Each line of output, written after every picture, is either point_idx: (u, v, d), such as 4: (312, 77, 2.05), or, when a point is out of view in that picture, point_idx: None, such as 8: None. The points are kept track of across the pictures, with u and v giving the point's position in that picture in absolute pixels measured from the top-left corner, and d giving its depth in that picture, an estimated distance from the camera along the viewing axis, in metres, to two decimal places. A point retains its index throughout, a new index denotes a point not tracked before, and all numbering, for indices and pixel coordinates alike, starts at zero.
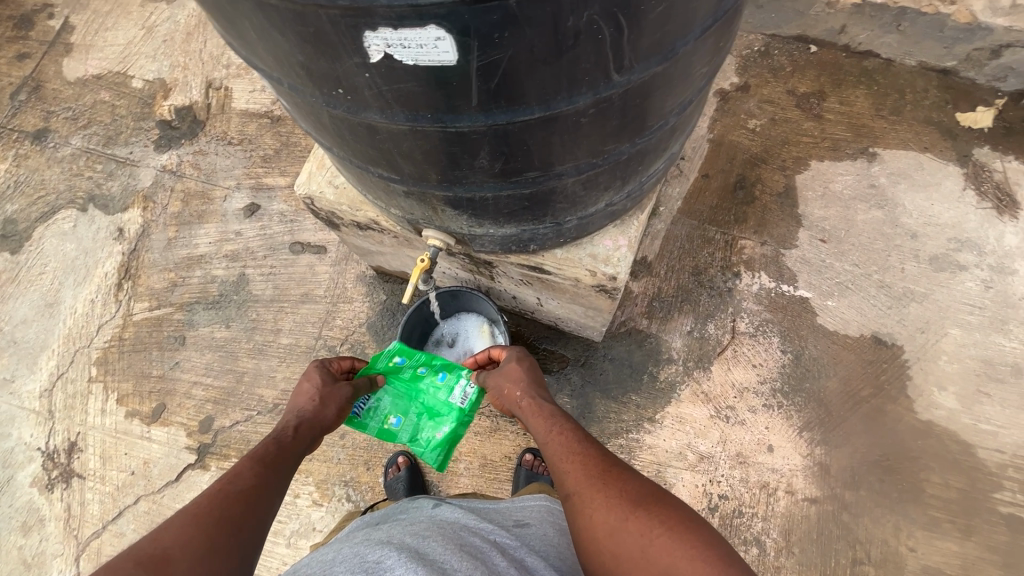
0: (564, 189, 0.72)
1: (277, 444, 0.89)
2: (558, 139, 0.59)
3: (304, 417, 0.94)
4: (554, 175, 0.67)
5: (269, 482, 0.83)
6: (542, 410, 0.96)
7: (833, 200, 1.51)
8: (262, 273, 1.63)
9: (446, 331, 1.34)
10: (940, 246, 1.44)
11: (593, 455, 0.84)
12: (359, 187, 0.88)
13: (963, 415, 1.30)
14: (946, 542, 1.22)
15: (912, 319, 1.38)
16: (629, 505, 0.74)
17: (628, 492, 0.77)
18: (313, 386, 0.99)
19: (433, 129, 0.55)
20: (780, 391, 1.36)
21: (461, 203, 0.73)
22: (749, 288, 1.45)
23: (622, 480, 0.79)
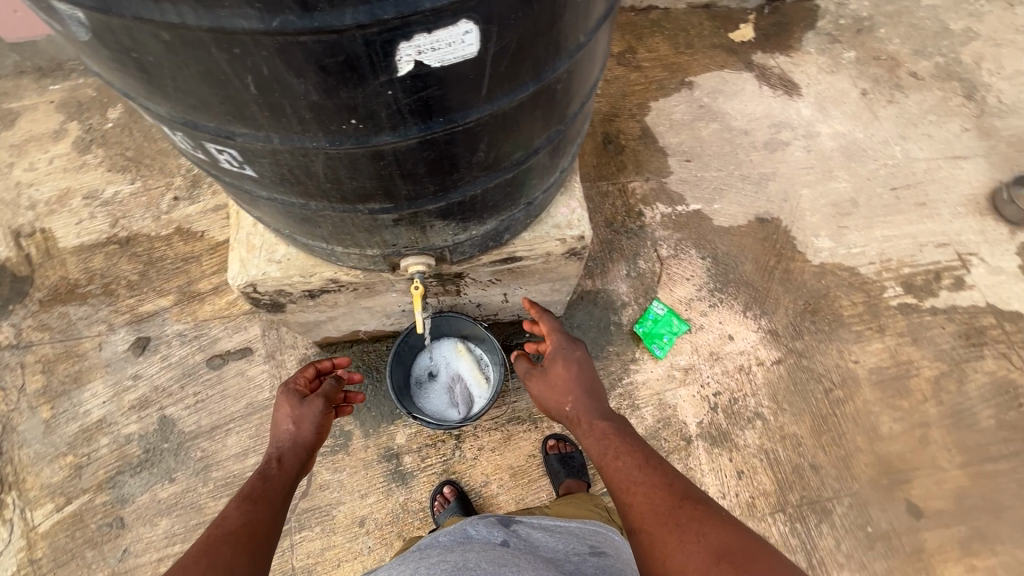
0: (537, 163, 0.77)
1: (262, 479, 0.83)
2: (541, 111, 0.65)
3: (285, 445, 0.90)
4: (533, 152, 0.73)
5: (261, 521, 0.77)
6: (595, 428, 0.93)
7: (679, 127, 1.78)
8: (187, 404, 1.41)
9: (422, 365, 1.32)
10: (766, 134, 1.78)
11: (663, 491, 0.80)
12: (323, 244, 0.83)
13: (840, 247, 1.63)
14: (873, 344, 1.53)
15: (775, 194, 1.69)
16: (711, 556, 0.69)
17: (707, 536, 0.72)
18: (285, 412, 0.94)
19: (444, 133, 0.57)
20: (715, 290, 1.57)
21: (452, 210, 0.75)
22: (654, 219, 1.64)
23: (698, 520, 0.74)
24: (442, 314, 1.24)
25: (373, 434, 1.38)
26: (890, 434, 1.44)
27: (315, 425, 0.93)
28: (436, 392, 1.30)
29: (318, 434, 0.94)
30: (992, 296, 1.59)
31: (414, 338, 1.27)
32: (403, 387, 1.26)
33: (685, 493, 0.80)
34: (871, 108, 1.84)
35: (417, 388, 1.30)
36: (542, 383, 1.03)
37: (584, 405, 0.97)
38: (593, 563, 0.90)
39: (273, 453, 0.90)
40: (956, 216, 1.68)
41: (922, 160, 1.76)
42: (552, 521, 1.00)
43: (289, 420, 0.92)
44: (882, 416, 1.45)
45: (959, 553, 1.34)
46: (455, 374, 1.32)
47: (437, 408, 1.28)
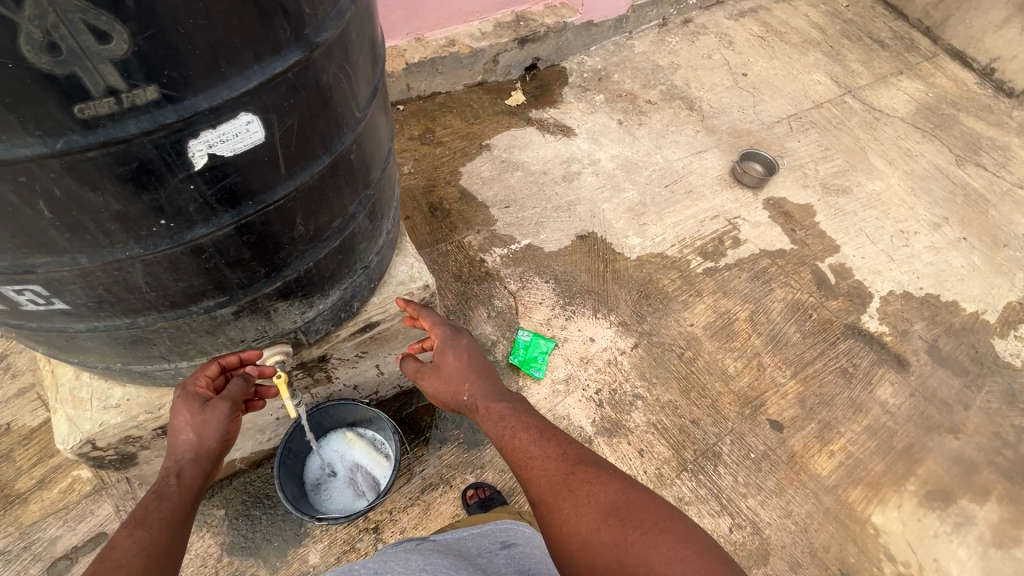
0: (360, 228, 0.86)
1: (157, 503, 0.68)
2: (345, 179, 0.75)
3: (186, 459, 0.74)
4: (352, 217, 0.82)
5: (159, 549, 0.62)
6: (493, 411, 0.97)
7: (491, 182, 2.03)
8: None
9: (316, 468, 1.27)
10: (561, 169, 2.11)
11: (556, 461, 0.87)
12: (163, 365, 0.80)
13: (646, 240, 1.95)
14: (697, 306, 1.83)
15: (584, 214, 1.99)
16: (600, 513, 0.77)
17: (596, 494, 0.80)
18: (185, 415, 0.76)
19: (259, 214, 0.63)
20: (566, 304, 1.76)
21: (292, 287, 0.79)
22: (496, 262, 1.82)
23: (587, 483, 0.82)
24: (315, 409, 1.20)
25: (282, 565, 1.25)
26: (736, 371, 1.71)
27: (225, 429, 0.79)
28: (340, 490, 1.25)
29: (228, 439, 0.80)
30: (761, 243, 2.03)
31: (296, 446, 1.22)
32: (302, 499, 1.19)
33: (577, 459, 0.86)
34: (629, 132, 2.29)
35: (319, 494, 1.24)
36: (435, 382, 1.05)
37: (479, 392, 1.00)
38: (503, 557, 0.94)
39: (170, 468, 0.74)
40: (715, 193, 2.14)
41: (678, 160, 2.23)
42: (466, 530, 1.02)
43: (190, 429, 0.76)
44: (726, 359, 1.73)
45: (818, 445, 1.61)
46: (352, 464, 1.28)
47: (346, 506, 1.22)
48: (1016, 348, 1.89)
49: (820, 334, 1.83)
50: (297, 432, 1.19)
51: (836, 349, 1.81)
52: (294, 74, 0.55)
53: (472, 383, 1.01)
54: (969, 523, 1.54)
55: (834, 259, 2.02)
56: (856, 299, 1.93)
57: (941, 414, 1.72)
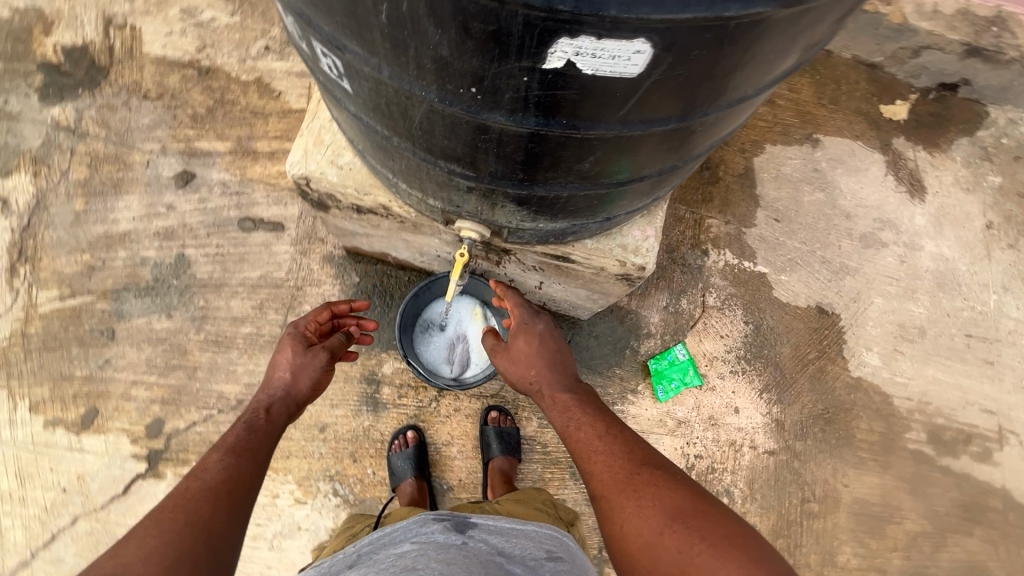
0: (636, 188, 0.70)
1: (247, 431, 0.86)
2: (672, 144, 0.58)
3: (276, 396, 0.95)
4: (640, 178, 0.66)
5: (241, 471, 0.77)
6: (558, 401, 0.95)
7: (784, 181, 1.65)
8: (207, 253, 1.43)
9: (434, 315, 1.30)
10: (868, 225, 1.64)
11: (621, 458, 0.81)
12: (389, 172, 0.79)
13: (885, 370, 1.53)
14: (870, 476, 1.46)
15: (846, 290, 1.58)
16: (663, 516, 0.70)
17: (661, 494, 0.73)
18: (284, 360, 0.98)
19: (562, 136, 0.51)
20: (744, 358, 1.50)
21: (532, 199, 0.69)
22: (716, 264, 1.56)
23: (654, 484, 0.75)
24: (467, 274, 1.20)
25: (364, 353, 1.39)
26: (843, 565, 1.41)
27: (311, 379, 0.98)
28: (439, 348, 1.28)
29: (312, 388, 0.99)
30: (1011, 482, 1.51)
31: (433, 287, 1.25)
32: (408, 331, 1.26)
33: (642, 461, 0.80)
34: (988, 245, 1.68)
35: (422, 338, 1.29)
36: (508, 357, 1.05)
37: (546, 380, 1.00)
38: (549, 568, 0.84)
39: (264, 402, 0.94)
40: (1018, 390, 1.56)
41: (1013, 320, 1.62)
42: (508, 524, 0.91)
43: (285, 372, 0.97)
44: (845, 546, 1.42)
45: None
46: (462, 334, 1.30)
47: (434, 366, 1.27)
48: None
49: None
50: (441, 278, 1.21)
51: None
52: (737, 26, 0.37)
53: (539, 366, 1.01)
54: None
55: None
56: None
57: None
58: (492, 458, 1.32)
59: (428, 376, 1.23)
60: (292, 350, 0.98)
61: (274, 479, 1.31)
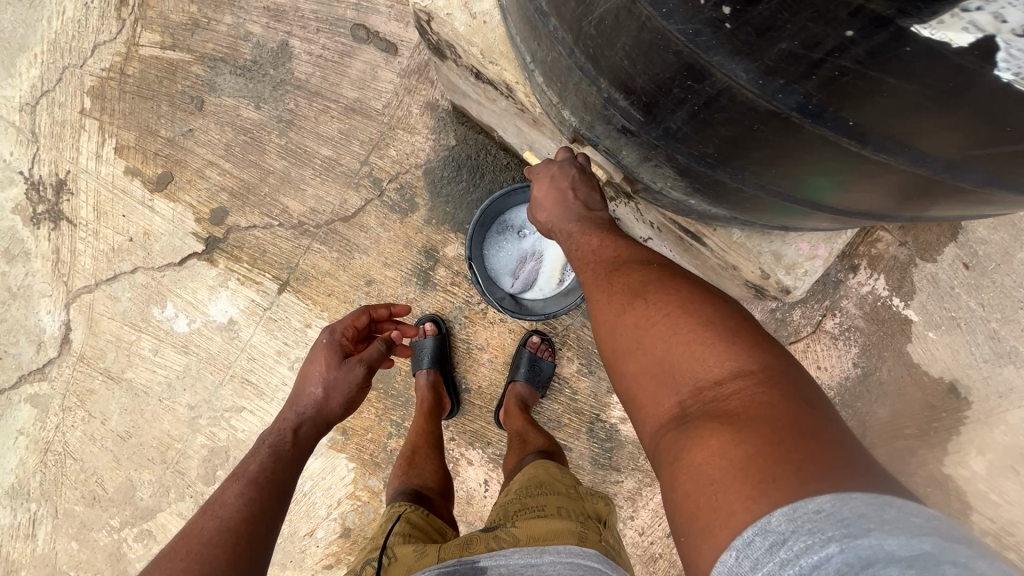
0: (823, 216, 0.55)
1: (271, 455, 0.89)
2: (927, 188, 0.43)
3: (306, 413, 0.96)
4: (845, 208, 0.51)
5: (260, 506, 0.80)
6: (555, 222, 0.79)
7: (1006, 222, 1.25)
8: (312, 53, 1.28)
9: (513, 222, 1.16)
10: None
11: (602, 254, 0.70)
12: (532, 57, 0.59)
13: (985, 484, 1.28)
14: None
15: (999, 380, 1.26)
16: (629, 298, 0.61)
17: (633, 276, 0.63)
18: (317, 374, 0.99)
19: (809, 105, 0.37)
20: (829, 400, 1.29)
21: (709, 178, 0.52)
22: (857, 287, 1.26)
23: (629, 271, 0.64)
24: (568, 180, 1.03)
25: (433, 225, 1.29)
26: None
27: (343, 398, 0.99)
28: (509, 260, 1.16)
29: (344, 407, 1.00)
30: None
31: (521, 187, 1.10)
32: (480, 234, 1.13)
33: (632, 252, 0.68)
34: None
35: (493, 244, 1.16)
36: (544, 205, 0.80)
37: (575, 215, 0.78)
38: None
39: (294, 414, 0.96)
40: None
41: None
42: (521, 562, 0.68)
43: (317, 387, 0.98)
44: None
45: None
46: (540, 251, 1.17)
47: (499, 280, 1.15)
48: None
49: None
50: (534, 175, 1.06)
51: None
52: None
53: (581, 202, 0.77)
54: None
55: None
56: None
57: None
58: (515, 380, 1.25)
59: (489, 289, 1.12)
60: (325, 365, 0.99)
61: (311, 310, 1.32)
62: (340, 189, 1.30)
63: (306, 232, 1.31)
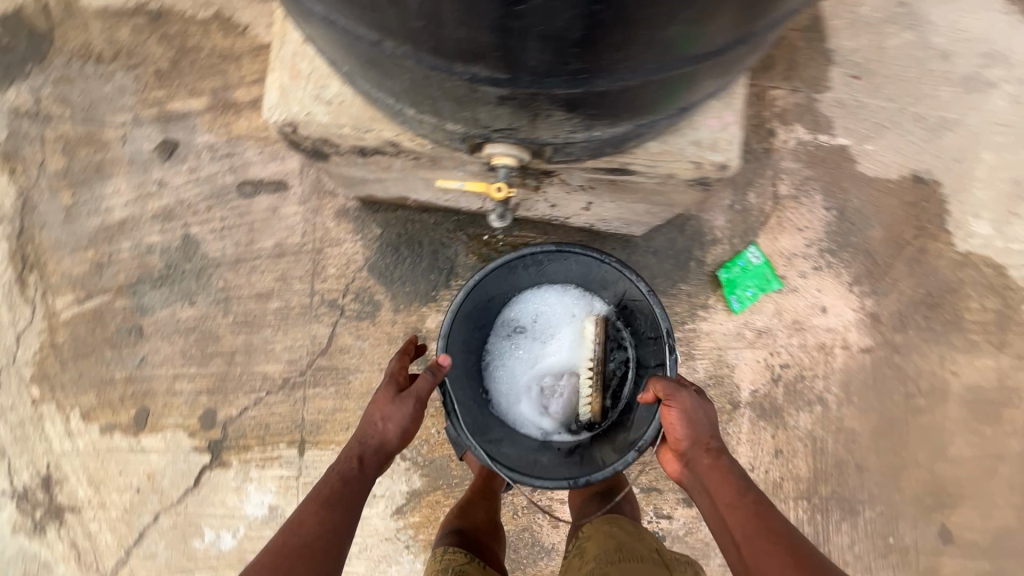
0: (727, 59, 0.51)
1: (341, 480, 0.86)
2: (727, 3, 0.39)
3: (369, 447, 0.90)
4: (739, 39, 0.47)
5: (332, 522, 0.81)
6: (706, 449, 0.90)
7: (861, 26, 1.34)
8: (214, 229, 1.31)
9: (546, 312, 1.25)
10: (971, 65, 1.34)
11: (746, 492, 0.85)
12: (375, 91, 0.62)
13: (999, 237, 1.31)
14: (984, 359, 1.31)
15: (947, 149, 1.32)
16: (785, 550, 0.78)
17: (778, 533, 0.80)
18: (374, 408, 0.92)
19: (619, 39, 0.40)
20: (828, 250, 1.31)
21: (564, 104, 0.50)
22: (786, 145, 1.32)
23: (771, 525, 0.81)
24: (650, 288, 1.05)
25: (403, 310, 1.29)
26: (955, 456, 1.29)
27: (401, 428, 0.91)
28: (524, 355, 1.24)
29: (405, 437, 0.93)
30: None
31: (561, 269, 1.20)
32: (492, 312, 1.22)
33: (757, 497, 0.85)
34: None
35: (510, 330, 1.24)
36: (685, 412, 0.91)
37: (723, 457, 0.90)
38: None
39: (356, 448, 0.91)
40: None
41: None
42: None
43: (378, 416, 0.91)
44: (957, 438, 1.30)
45: None
46: (561, 364, 1.24)
47: (505, 373, 1.23)
48: None
49: None
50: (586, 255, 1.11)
51: None
52: None
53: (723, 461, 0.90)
54: None
55: None
56: None
57: None
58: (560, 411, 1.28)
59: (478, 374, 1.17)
60: (383, 399, 0.92)
61: (338, 453, 1.27)
62: (305, 328, 1.29)
63: (295, 384, 1.28)
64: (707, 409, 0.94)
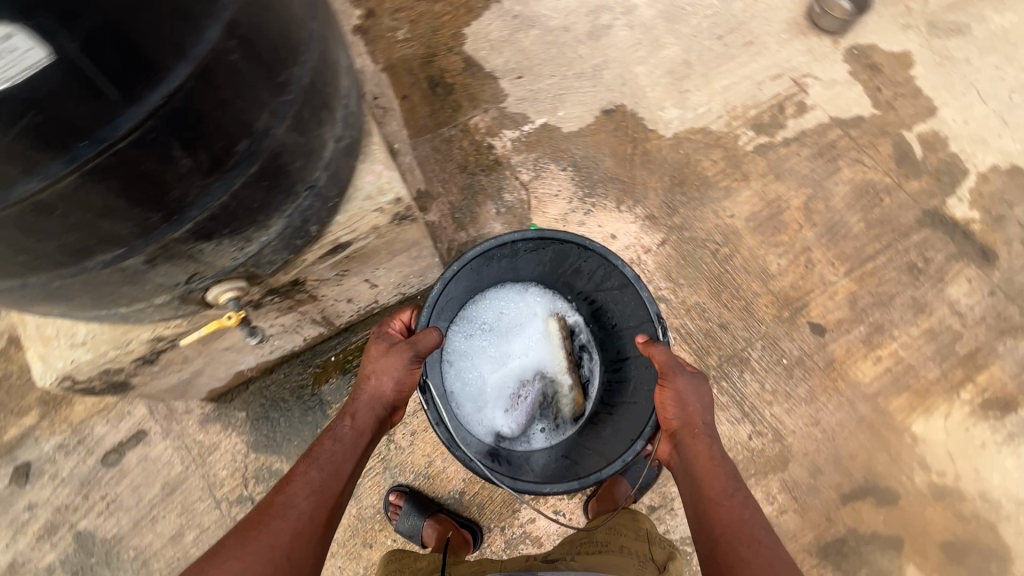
0: (284, 144, 0.69)
1: (338, 435, 1.04)
2: (215, 132, 0.60)
3: (368, 404, 1.08)
4: (265, 131, 0.65)
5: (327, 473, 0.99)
6: (694, 428, 1.10)
7: (500, 45, 1.70)
8: (101, 511, 1.34)
9: (509, 310, 1.47)
10: (587, 22, 1.72)
11: (721, 472, 1.04)
12: (88, 314, 0.76)
13: (687, 112, 1.64)
14: (744, 192, 1.57)
15: (612, 81, 1.66)
16: (747, 519, 0.97)
17: (743, 507, 0.99)
18: (373, 366, 1.09)
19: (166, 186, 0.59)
20: (585, 196, 1.57)
21: (201, 237, 0.67)
22: (506, 148, 1.60)
23: (741, 503, 1.00)
24: (634, 274, 1.22)
25: None
26: (778, 270, 1.52)
27: (395, 383, 1.09)
28: (491, 352, 1.44)
29: (397, 391, 1.10)
30: (832, 109, 1.65)
31: (528, 267, 1.42)
32: (460, 307, 1.42)
33: (732, 479, 1.04)
34: None
35: (478, 329, 1.45)
36: (678, 393, 1.11)
37: (708, 438, 1.09)
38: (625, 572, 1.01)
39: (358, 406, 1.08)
40: (783, 44, 1.71)
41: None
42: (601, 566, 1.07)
43: (375, 372, 1.09)
44: (769, 256, 1.53)
45: (864, 351, 1.47)
46: (533, 365, 1.45)
47: (475, 369, 1.42)
48: None
49: (887, 224, 1.57)
50: (559, 249, 1.29)
51: (908, 241, 1.56)
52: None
53: (707, 438, 1.09)
54: None
55: (927, 126, 1.65)
56: (944, 178, 1.60)
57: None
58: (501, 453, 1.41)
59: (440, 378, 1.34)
60: (381, 353, 1.09)
61: None
62: None
63: None
64: (700, 392, 1.12)
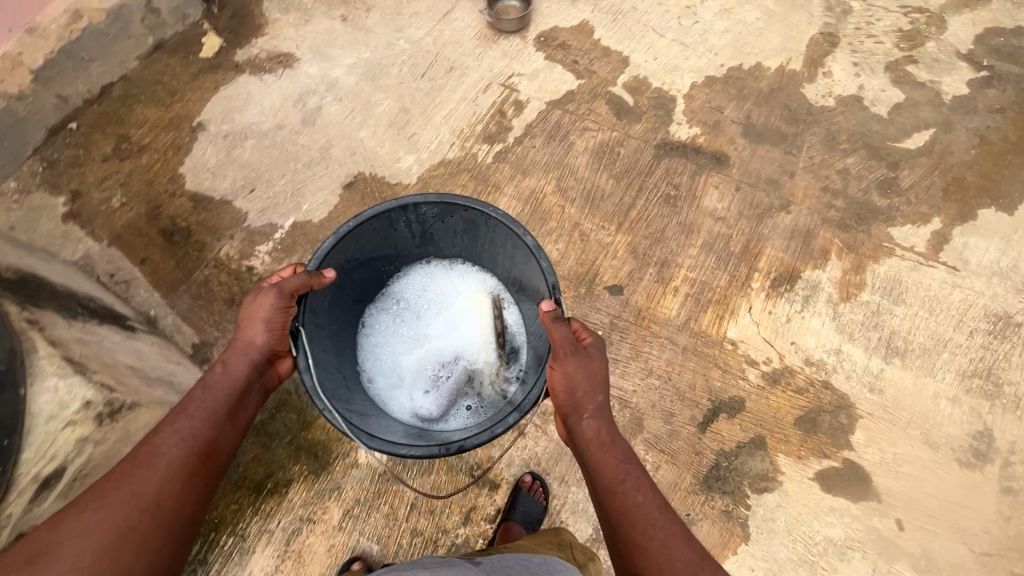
0: None
1: (211, 389, 1.01)
2: None
3: (254, 335, 1.08)
4: None
5: (203, 434, 0.94)
6: (588, 407, 1.08)
7: (222, 169, 1.68)
8: None
9: (433, 289, 1.39)
10: (297, 114, 1.75)
11: (618, 455, 1.04)
12: None
13: (421, 153, 1.70)
14: (501, 201, 1.64)
15: (342, 156, 1.69)
16: (644, 499, 0.97)
17: (638, 488, 0.99)
18: (253, 300, 1.09)
19: None
20: None
21: None
22: (266, 262, 1.56)
23: (639, 484, 1.00)
24: (535, 243, 1.17)
25: None
26: (560, 254, 1.59)
27: (271, 330, 1.08)
28: (406, 331, 1.34)
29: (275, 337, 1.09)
30: (544, 95, 1.78)
31: (447, 242, 1.35)
32: (375, 283, 1.36)
33: (628, 460, 1.04)
34: (359, 29, 1.88)
35: (398, 307, 1.37)
36: (573, 371, 1.08)
37: (602, 418, 1.08)
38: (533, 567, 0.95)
39: (240, 345, 1.07)
40: (480, 58, 1.82)
41: (426, 37, 1.86)
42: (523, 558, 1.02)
43: (248, 322, 1.07)
44: (546, 246, 1.60)
45: (662, 288, 1.56)
46: (456, 350, 1.34)
47: (389, 347, 1.32)
48: (825, 87, 1.83)
49: (631, 171, 1.70)
50: (467, 215, 1.24)
51: (654, 177, 1.69)
52: None
53: (601, 418, 1.08)
54: (816, 290, 1.58)
55: (626, 76, 1.82)
56: (659, 112, 1.77)
57: (770, 195, 1.68)
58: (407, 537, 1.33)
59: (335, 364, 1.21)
60: (253, 298, 1.08)
61: None
62: None
63: None
64: (596, 364, 1.10)
